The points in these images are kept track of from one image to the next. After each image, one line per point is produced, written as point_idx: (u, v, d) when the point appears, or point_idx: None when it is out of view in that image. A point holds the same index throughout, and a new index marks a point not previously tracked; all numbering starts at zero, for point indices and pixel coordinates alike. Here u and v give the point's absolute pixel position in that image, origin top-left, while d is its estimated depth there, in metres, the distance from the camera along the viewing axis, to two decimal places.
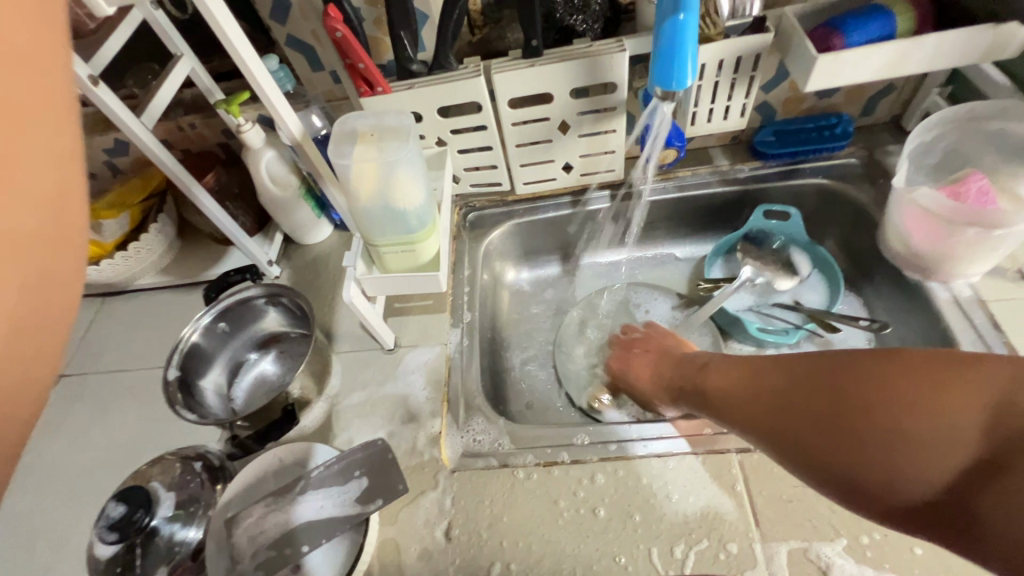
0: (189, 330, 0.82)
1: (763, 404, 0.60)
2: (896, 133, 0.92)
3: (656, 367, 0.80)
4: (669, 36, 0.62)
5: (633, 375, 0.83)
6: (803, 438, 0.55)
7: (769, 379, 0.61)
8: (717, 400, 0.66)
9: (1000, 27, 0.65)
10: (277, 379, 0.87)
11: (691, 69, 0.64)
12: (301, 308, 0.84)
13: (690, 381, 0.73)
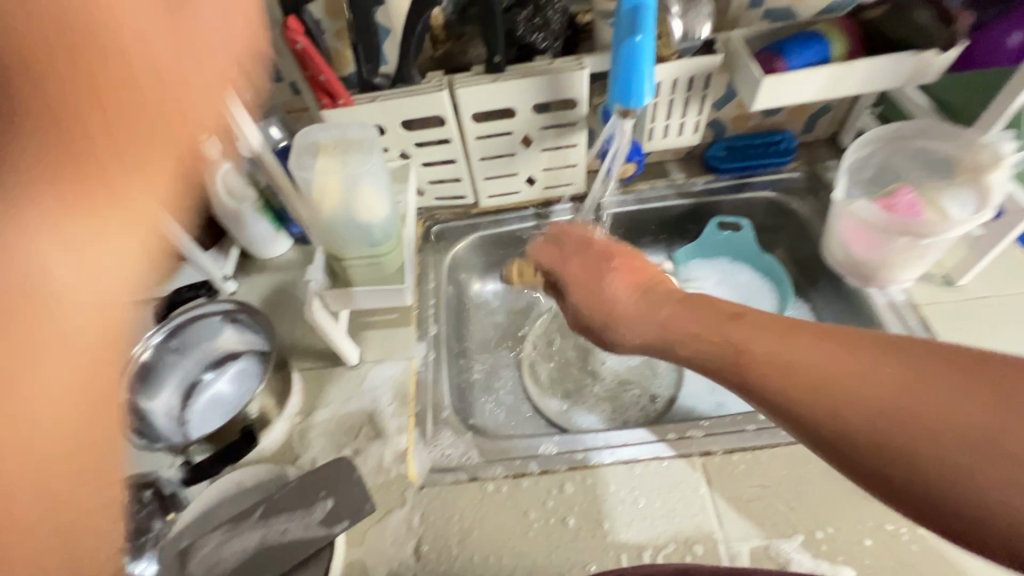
0: (137, 350, 0.78)
1: (813, 372, 0.40)
2: (834, 150, 0.99)
3: (657, 312, 0.53)
4: (626, 58, 0.65)
5: (617, 315, 0.56)
6: (875, 428, 0.37)
7: (836, 346, 0.41)
8: (752, 363, 0.44)
9: (920, 54, 0.71)
10: (232, 401, 0.83)
11: (649, 87, 0.68)
12: (260, 326, 0.82)
13: (722, 337, 0.47)
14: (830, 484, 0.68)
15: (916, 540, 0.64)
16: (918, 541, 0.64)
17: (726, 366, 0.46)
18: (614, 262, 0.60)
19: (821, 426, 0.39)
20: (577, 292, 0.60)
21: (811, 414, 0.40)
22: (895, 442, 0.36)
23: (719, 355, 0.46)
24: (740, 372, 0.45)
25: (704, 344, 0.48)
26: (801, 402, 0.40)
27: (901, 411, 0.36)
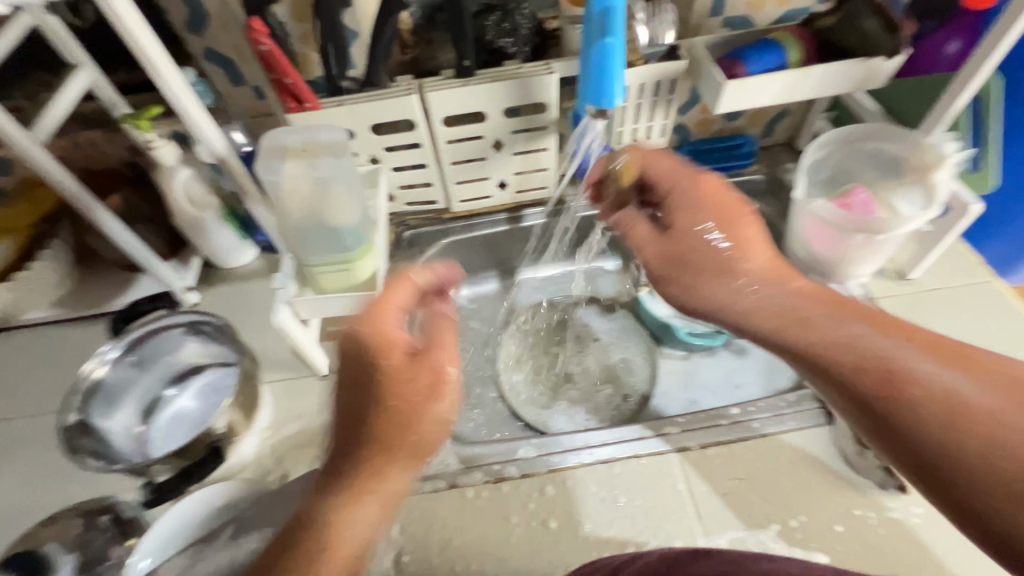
0: (92, 365, 0.73)
1: (927, 394, 0.48)
2: (791, 153, 1.03)
3: (805, 304, 0.58)
4: (598, 59, 0.66)
5: (761, 304, 0.60)
6: (971, 450, 0.45)
7: (985, 384, 0.47)
8: (866, 373, 0.51)
9: (869, 62, 0.74)
10: (197, 416, 0.79)
11: (619, 89, 0.69)
12: (225, 336, 0.78)
13: (851, 347, 0.53)
14: (801, 474, 0.71)
15: (883, 523, 0.67)
16: (886, 524, 0.67)
17: (851, 372, 0.52)
18: (744, 227, 0.63)
19: (924, 441, 0.47)
20: (774, 279, 0.61)
21: (917, 427, 0.48)
22: (980, 468, 0.45)
23: (846, 361, 0.52)
24: (846, 378, 0.52)
25: (843, 351, 0.53)
26: (905, 415, 0.48)
27: (1001, 446, 0.44)
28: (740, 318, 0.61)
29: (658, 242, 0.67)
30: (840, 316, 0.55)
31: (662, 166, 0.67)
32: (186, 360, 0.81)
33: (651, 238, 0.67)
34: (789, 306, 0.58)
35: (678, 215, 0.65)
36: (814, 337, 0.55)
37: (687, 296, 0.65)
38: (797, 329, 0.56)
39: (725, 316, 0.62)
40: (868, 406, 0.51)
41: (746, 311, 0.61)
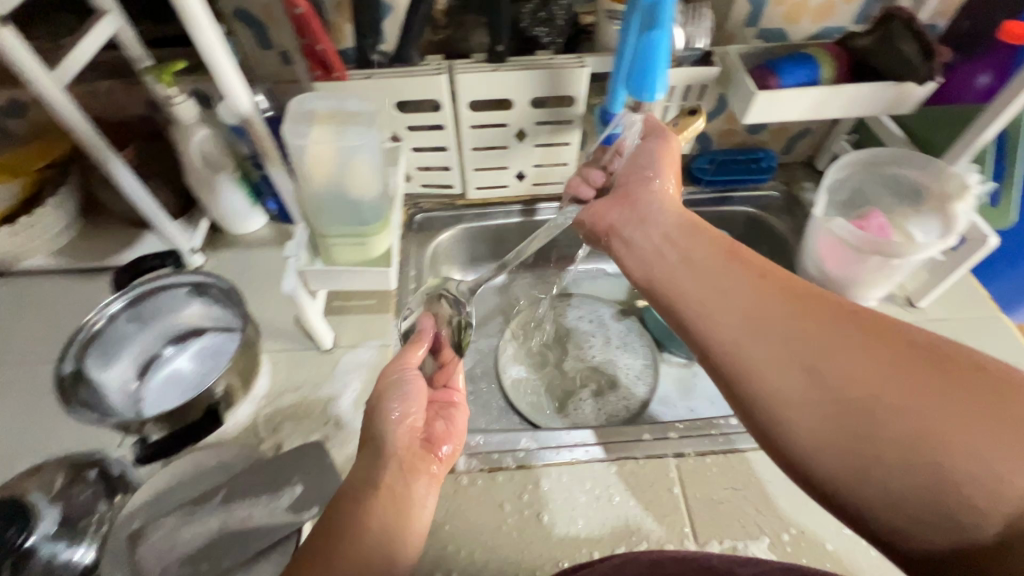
0: (91, 317, 0.54)
1: (827, 343, 0.36)
2: None
3: (731, 268, 0.42)
4: (791, 77, 0.57)
5: (706, 243, 0.46)
6: (882, 415, 0.33)
7: (861, 355, 0.35)
8: (778, 325, 0.38)
9: None
10: (199, 378, 0.58)
11: (799, 110, 0.58)
12: (223, 309, 0.59)
13: (783, 306, 0.39)
14: None
15: None
16: None
17: (703, 305, 0.42)
18: (672, 156, 0.54)
19: (711, 304, 0.41)
20: (690, 224, 0.48)
21: (784, 376, 0.37)
22: (836, 434, 0.34)
23: (743, 314, 0.40)
24: (751, 334, 0.39)
25: (728, 310, 0.40)
26: (773, 365, 0.37)
27: (878, 390, 0.34)
28: (676, 250, 0.46)
29: (634, 182, 0.54)
30: (752, 275, 0.42)
31: (649, 138, 0.55)
32: (186, 320, 0.60)
33: (646, 147, 0.55)
34: (715, 251, 0.44)
35: (658, 160, 0.54)
36: (734, 298, 0.41)
37: (611, 212, 0.53)
38: (719, 295, 0.41)
39: (674, 242, 0.47)
40: (741, 349, 0.39)
41: (668, 235, 0.48)
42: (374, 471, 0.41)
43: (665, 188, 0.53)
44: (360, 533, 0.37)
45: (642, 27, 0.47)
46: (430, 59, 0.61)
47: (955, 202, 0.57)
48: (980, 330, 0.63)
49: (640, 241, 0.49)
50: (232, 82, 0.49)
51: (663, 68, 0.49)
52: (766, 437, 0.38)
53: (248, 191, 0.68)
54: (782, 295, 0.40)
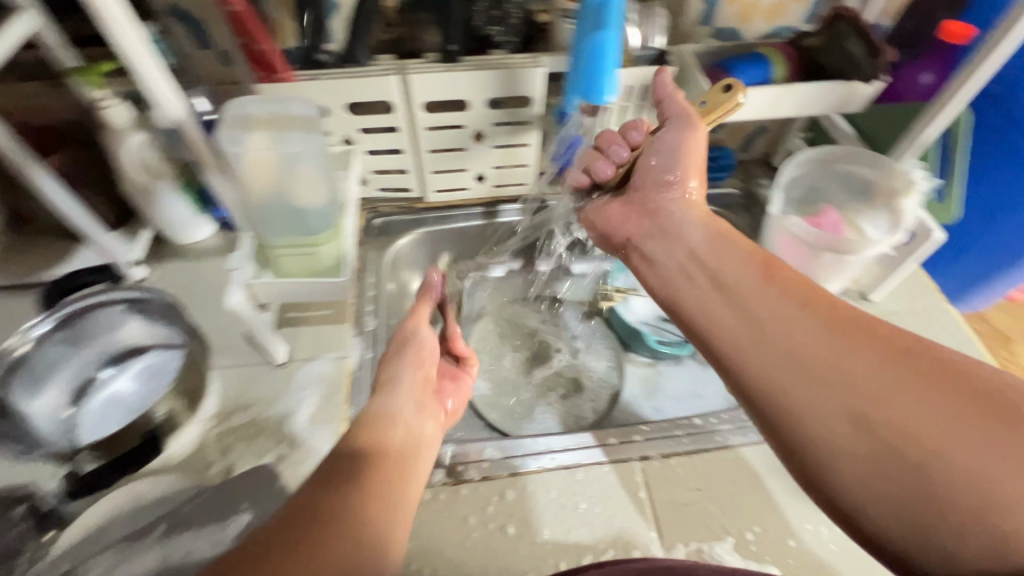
0: (11, 342, 0.49)
1: (864, 376, 0.38)
2: None
3: (772, 302, 0.44)
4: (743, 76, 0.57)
5: (744, 272, 0.48)
6: (920, 457, 0.35)
7: (902, 397, 0.36)
8: (816, 356, 0.40)
9: None
10: (140, 402, 0.54)
11: (754, 108, 0.58)
12: (164, 324, 0.56)
13: (821, 337, 0.41)
14: None
15: None
16: None
17: (740, 340, 0.45)
18: (696, 150, 0.54)
19: (750, 338, 0.44)
20: (730, 250, 0.50)
21: (817, 403, 0.39)
22: (865, 466, 0.36)
23: (778, 342, 0.42)
24: (787, 361, 0.41)
25: (767, 345, 0.43)
26: (812, 401, 0.39)
27: (913, 425, 0.35)
28: (711, 275, 0.50)
29: (654, 192, 0.57)
30: (795, 310, 0.43)
31: (673, 127, 0.54)
32: (125, 341, 0.56)
33: (671, 138, 0.54)
34: (754, 279, 0.47)
35: (679, 155, 0.55)
36: (774, 333, 0.43)
37: (628, 225, 0.59)
38: (757, 323, 0.44)
39: (709, 268, 0.50)
40: (776, 377, 0.41)
41: (701, 260, 0.51)
42: (391, 414, 0.47)
43: (688, 198, 0.56)
44: (362, 523, 0.36)
45: (588, 28, 0.47)
46: (381, 59, 0.59)
47: (903, 198, 0.59)
48: (928, 321, 0.65)
49: (667, 261, 0.54)
50: (151, 77, 0.45)
51: (611, 71, 0.48)
52: (803, 470, 0.40)
53: (190, 198, 0.64)
54: (824, 331, 0.41)
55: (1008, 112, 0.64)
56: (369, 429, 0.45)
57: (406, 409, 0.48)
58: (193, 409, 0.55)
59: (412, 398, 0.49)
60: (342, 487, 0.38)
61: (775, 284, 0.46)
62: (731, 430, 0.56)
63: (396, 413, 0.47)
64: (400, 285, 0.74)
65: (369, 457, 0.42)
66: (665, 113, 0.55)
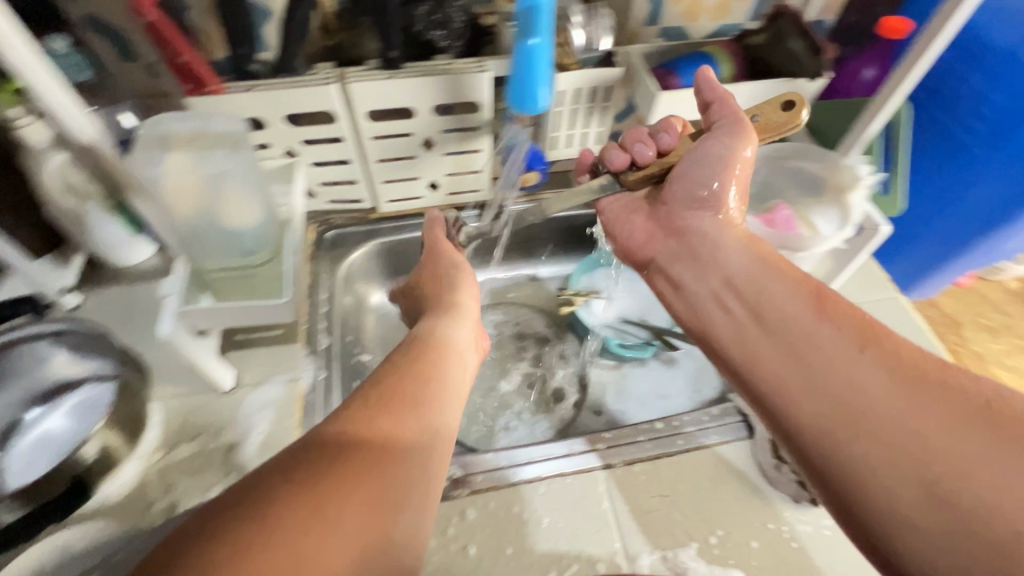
0: None
1: (945, 441, 0.35)
2: None
3: (828, 345, 0.41)
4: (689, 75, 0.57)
5: (795, 310, 0.44)
6: (1000, 538, 0.32)
7: (980, 467, 0.33)
8: (891, 415, 0.37)
9: None
10: (71, 438, 0.51)
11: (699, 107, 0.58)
12: (91, 354, 0.52)
13: (896, 393, 0.37)
14: None
15: None
16: None
17: (790, 385, 0.42)
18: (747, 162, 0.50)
19: (801, 385, 0.41)
20: (777, 283, 0.46)
21: (891, 469, 0.35)
22: (935, 539, 0.33)
23: (846, 397, 0.39)
24: (857, 420, 0.38)
25: (821, 394, 0.40)
26: (876, 461, 0.36)
27: (995, 499, 0.32)
28: (755, 312, 0.46)
29: (683, 209, 0.54)
30: (854, 355, 0.40)
31: (719, 135, 0.50)
32: (54, 375, 0.53)
33: (718, 146, 0.50)
34: (809, 321, 0.43)
35: (720, 170, 0.50)
36: (829, 379, 0.40)
37: (653, 246, 0.56)
38: (818, 374, 0.41)
39: (751, 304, 0.47)
40: (831, 431, 0.38)
41: (739, 290, 0.48)
42: (439, 356, 0.50)
43: (731, 222, 0.51)
44: (395, 456, 0.38)
45: (519, 35, 0.46)
46: (320, 67, 0.56)
47: (849, 192, 0.59)
48: (880, 313, 0.66)
49: (699, 291, 0.51)
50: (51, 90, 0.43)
51: (541, 79, 0.48)
52: (864, 535, 0.37)
53: (125, 219, 0.59)
54: (888, 381, 0.38)
55: (946, 107, 0.66)
56: (423, 363, 0.48)
57: (456, 341, 0.53)
58: (132, 444, 0.51)
59: (468, 337, 0.55)
60: (400, 412, 0.42)
61: (829, 326, 0.42)
62: (693, 433, 0.56)
63: (439, 345, 0.51)
64: (355, 298, 0.72)
65: (426, 389, 0.45)
66: (710, 118, 0.51)
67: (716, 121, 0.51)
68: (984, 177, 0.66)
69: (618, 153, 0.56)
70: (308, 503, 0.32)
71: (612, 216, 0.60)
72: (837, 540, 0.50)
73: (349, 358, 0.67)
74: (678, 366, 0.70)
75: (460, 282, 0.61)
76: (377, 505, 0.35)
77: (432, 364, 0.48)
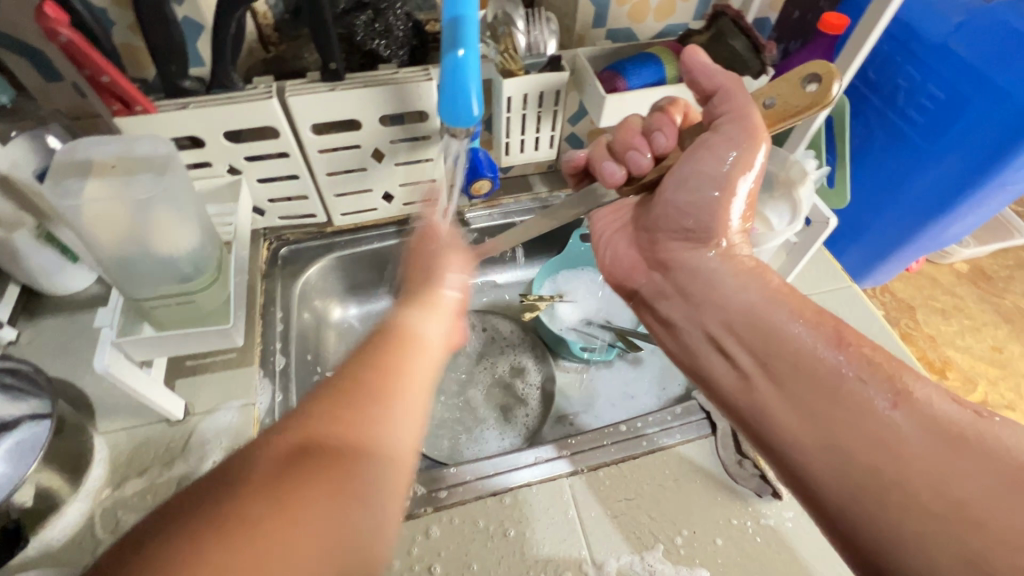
0: None
1: (984, 515, 0.30)
2: None
3: (850, 388, 0.37)
4: (636, 78, 0.57)
5: (808, 353, 0.40)
6: None
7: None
8: (922, 483, 0.32)
9: None
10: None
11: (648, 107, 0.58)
12: (25, 391, 0.48)
13: (932, 458, 0.33)
14: None
15: None
16: None
17: (805, 436, 0.37)
18: (755, 163, 0.45)
19: (819, 435, 0.37)
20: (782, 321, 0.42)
21: (924, 544, 0.31)
22: None
23: (873, 460, 0.34)
24: (887, 486, 0.33)
25: (842, 447, 0.35)
26: (903, 527, 0.32)
27: None
28: (762, 363, 0.41)
29: (669, 240, 0.50)
30: (879, 405, 0.35)
31: (726, 129, 0.45)
32: None
33: (722, 145, 0.45)
34: (824, 371, 0.38)
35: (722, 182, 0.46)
36: (852, 431, 0.35)
37: (641, 275, 0.53)
38: (836, 433, 0.36)
39: (757, 353, 0.42)
40: (853, 491, 0.34)
41: (739, 335, 0.44)
42: (392, 344, 0.40)
43: (733, 252, 0.47)
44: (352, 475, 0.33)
45: (447, 47, 0.46)
46: (259, 82, 0.54)
47: (798, 187, 0.60)
48: (836, 301, 0.67)
49: (691, 332, 0.48)
50: None
51: (470, 93, 0.48)
52: None
53: (59, 246, 0.57)
54: (925, 437, 0.33)
55: (890, 98, 0.69)
56: (381, 353, 0.39)
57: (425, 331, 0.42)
58: (76, 483, 0.49)
59: (441, 321, 0.44)
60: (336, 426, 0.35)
61: (850, 368, 0.38)
62: (657, 431, 0.56)
63: (397, 333, 0.41)
64: (314, 315, 0.70)
65: (386, 383, 0.38)
66: (716, 110, 0.47)
67: (723, 115, 0.46)
68: (923, 169, 0.68)
69: (611, 163, 0.51)
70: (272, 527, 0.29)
71: (602, 233, 0.57)
72: (799, 530, 0.51)
73: (308, 377, 0.66)
74: (644, 365, 0.71)
75: (442, 254, 0.49)
76: (335, 511, 0.31)
77: (387, 363, 0.39)
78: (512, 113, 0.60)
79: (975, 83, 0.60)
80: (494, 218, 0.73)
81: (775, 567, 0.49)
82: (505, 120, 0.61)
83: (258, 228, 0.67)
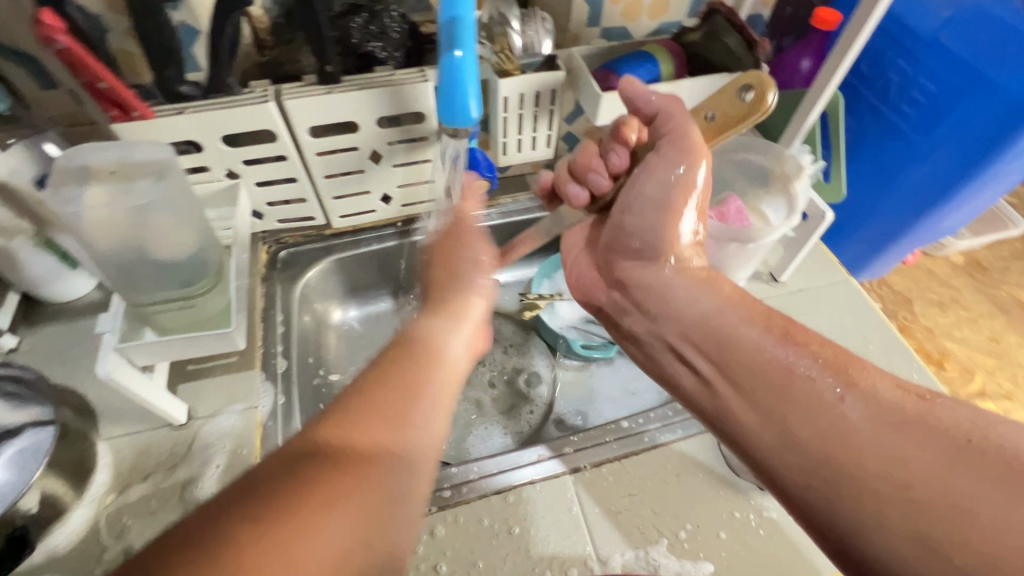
0: None
1: (947, 497, 0.30)
2: None
3: (803, 383, 0.37)
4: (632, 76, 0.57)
5: (758, 349, 0.40)
6: None
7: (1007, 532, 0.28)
8: (881, 470, 0.32)
9: None
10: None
11: None
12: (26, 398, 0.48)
13: (890, 447, 0.33)
14: None
15: None
16: None
17: (766, 433, 0.37)
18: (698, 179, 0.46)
19: (780, 432, 0.36)
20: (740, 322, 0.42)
21: (900, 537, 0.30)
22: None
23: (836, 456, 0.33)
24: (851, 483, 0.32)
25: (805, 441, 0.35)
26: (881, 522, 0.31)
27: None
28: (726, 374, 0.40)
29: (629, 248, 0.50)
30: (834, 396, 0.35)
31: (667, 148, 0.47)
32: None
33: (661, 165, 0.47)
34: (777, 368, 0.38)
35: (671, 197, 0.47)
36: (810, 426, 0.35)
37: (600, 291, 0.53)
38: (793, 430, 0.36)
39: (716, 358, 0.41)
40: (821, 487, 0.34)
41: (697, 341, 0.43)
42: (415, 362, 0.41)
43: (685, 265, 0.47)
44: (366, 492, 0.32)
45: (445, 47, 0.47)
46: (255, 86, 0.54)
47: (794, 182, 0.60)
48: (833, 295, 0.68)
49: (653, 340, 0.47)
50: None
51: (468, 92, 0.49)
52: None
53: (59, 253, 0.57)
54: (882, 426, 0.33)
55: (883, 93, 0.69)
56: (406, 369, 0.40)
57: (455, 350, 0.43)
58: (80, 489, 0.49)
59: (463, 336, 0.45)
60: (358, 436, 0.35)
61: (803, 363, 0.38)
62: (658, 428, 0.56)
63: (421, 344, 0.42)
64: (314, 318, 0.70)
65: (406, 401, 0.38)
66: (657, 130, 0.48)
67: (663, 136, 0.47)
68: (917, 162, 0.69)
69: (573, 187, 0.52)
70: (271, 544, 0.28)
71: (569, 249, 0.57)
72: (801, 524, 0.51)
73: (310, 380, 0.66)
74: None
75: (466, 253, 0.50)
76: (351, 519, 0.31)
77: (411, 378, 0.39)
78: (509, 112, 0.61)
79: (967, 77, 0.61)
80: (492, 218, 0.73)
81: (779, 561, 0.49)
82: (501, 119, 0.61)
83: (256, 232, 0.67)
